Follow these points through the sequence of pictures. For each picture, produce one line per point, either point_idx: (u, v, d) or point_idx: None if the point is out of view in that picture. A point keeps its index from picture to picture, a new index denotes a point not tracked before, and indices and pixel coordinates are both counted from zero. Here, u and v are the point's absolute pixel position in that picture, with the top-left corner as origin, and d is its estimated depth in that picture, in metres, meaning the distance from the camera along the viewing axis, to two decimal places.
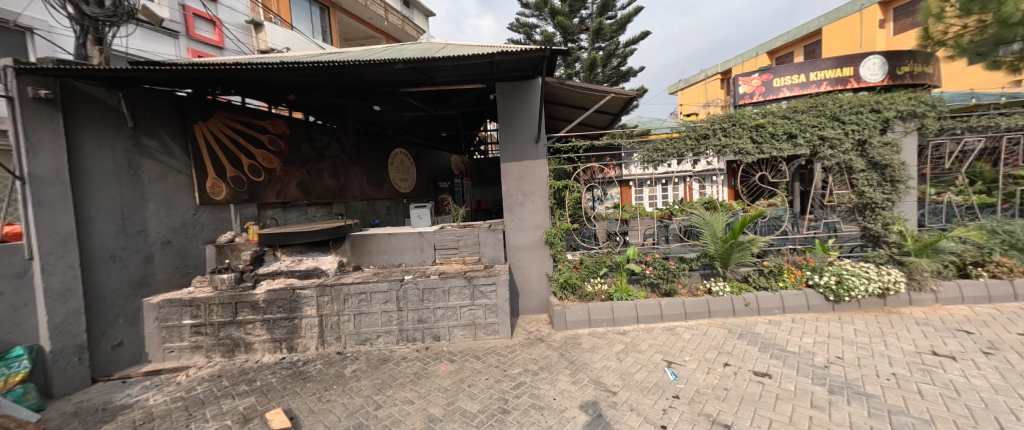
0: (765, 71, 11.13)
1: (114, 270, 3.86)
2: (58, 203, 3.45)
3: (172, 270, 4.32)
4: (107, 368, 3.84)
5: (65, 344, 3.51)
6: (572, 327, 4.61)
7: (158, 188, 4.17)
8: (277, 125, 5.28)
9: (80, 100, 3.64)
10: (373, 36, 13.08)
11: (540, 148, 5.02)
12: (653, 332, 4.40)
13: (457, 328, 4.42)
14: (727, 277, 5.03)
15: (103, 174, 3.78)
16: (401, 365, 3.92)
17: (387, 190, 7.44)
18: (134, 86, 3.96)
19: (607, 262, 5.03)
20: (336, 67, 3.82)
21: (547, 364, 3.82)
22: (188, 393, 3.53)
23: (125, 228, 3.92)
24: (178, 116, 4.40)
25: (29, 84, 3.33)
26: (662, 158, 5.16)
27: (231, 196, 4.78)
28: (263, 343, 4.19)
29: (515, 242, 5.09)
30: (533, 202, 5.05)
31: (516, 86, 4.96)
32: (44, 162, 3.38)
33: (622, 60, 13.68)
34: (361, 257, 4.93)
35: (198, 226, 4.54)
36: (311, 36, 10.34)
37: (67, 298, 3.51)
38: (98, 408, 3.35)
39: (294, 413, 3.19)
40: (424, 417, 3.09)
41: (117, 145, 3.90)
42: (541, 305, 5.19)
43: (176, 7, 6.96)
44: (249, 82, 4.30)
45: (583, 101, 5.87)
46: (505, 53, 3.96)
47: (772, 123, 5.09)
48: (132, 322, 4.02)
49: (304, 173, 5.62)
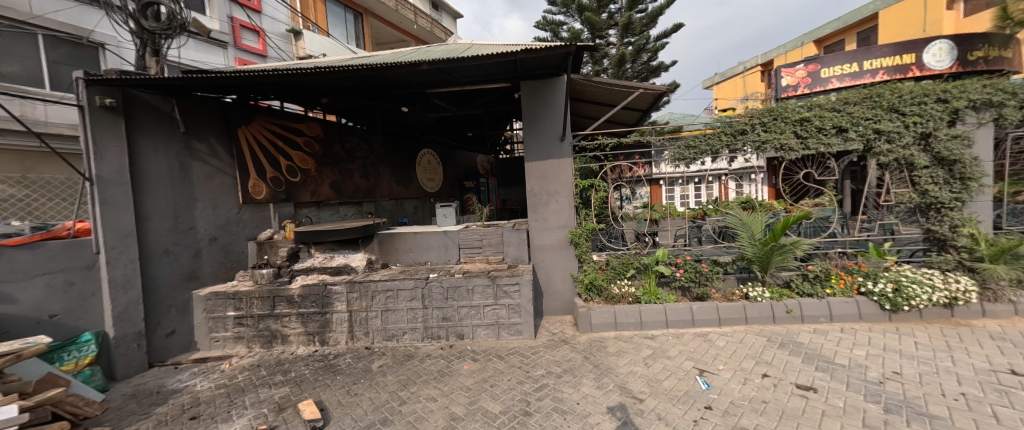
0: (810, 61, 10.47)
1: (167, 264, 4.18)
2: (120, 203, 3.77)
3: (218, 265, 4.64)
4: (161, 354, 4.17)
5: (125, 332, 3.84)
6: (597, 330, 4.49)
7: (205, 188, 4.48)
8: (312, 128, 5.54)
9: (139, 107, 3.96)
10: (404, 39, 13.50)
11: (565, 146, 4.94)
12: (684, 338, 4.21)
13: (481, 327, 4.44)
14: (766, 282, 4.74)
15: (158, 175, 4.10)
16: (425, 362, 3.98)
17: (414, 190, 7.65)
18: (185, 94, 4.26)
19: (635, 263, 4.86)
20: (365, 70, 3.92)
21: (571, 367, 3.73)
22: (231, 381, 3.76)
23: (177, 226, 4.24)
24: (224, 121, 4.72)
25: (96, 93, 3.66)
26: (694, 155, 4.93)
27: (270, 196, 5.08)
28: (298, 336, 4.40)
29: (539, 241, 5.03)
30: (558, 202, 4.97)
31: (541, 84, 4.91)
32: (109, 164, 3.70)
33: (653, 55, 13.27)
34: (389, 255, 5.08)
35: (240, 223, 4.85)
36: (345, 42, 10.82)
37: (128, 289, 3.84)
38: (153, 391, 3.64)
39: (324, 405, 3.31)
40: (446, 416, 3.11)
41: (170, 148, 4.22)
42: (566, 307, 5.10)
43: (225, 19, 7.55)
44: (286, 87, 4.54)
45: (610, 97, 5.72)
46: (529, 52, 3.92)
47: (820, 116, 4.71)
48: (183, 312, 4.34)
49: (337, 173, 5.87)
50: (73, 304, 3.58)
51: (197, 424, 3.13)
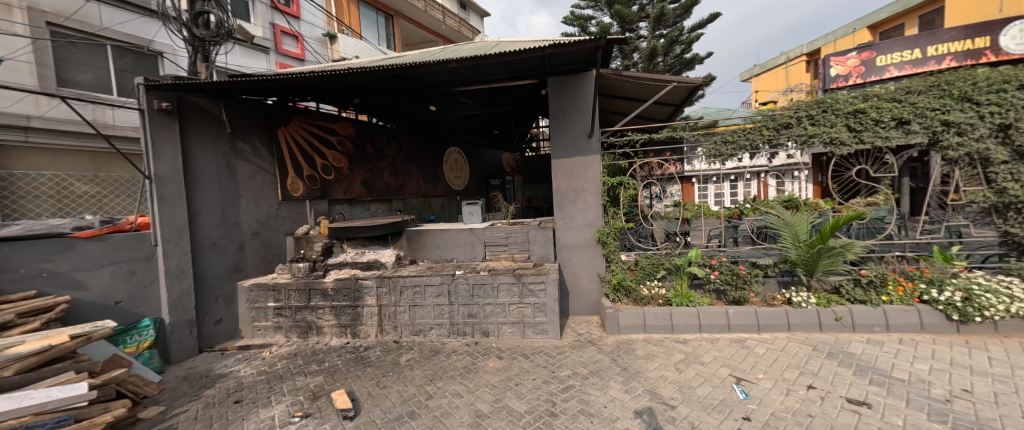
0: (864, 48, 9.85)
1: (215, 257, 4.48)
2: (174, 200, 4.08)
3: (259, 258, 4.93)
4: (210, 341, 4.48)
5: (179, 319, 4.16)
6: (625, 332, 4.37)
7: (249, 186, 4.77)
8: (345, 128, 5.78)
9: (191, 110, 4.27)
10: (433, 40, 13.78)
11: (593, 143, 4.84)
12: (719, 343, 4.00)
13: (506, 325, 4.44)
14: (812, 287, 4.41)
15: (207, 174, 4.40)
16: (451, 358, 4.03)
17: (441, 187, 7.84)
18: (231, 97, 4.56)
19: (666, 264, 4.69)
20: (395, 69, 4.01)
21: (597, 369, 3.65)
22: (270, 368, 3.98)
23: (224, 221, 4.54)
24: (266, 122, 5.00)
25: (154, 98, 3.97)
26: (731, 151, 4.69)
27: (306, 192, 5.35)
28: (331, 328, 4.58)
29: (565, 240, 4.96)
30: (585, 200, 4.89)
31: (569, 80, 4.84)
32: (165, 163, 4.02)
33: (687, 47, 12.74)
34: (416, 251, 5.19)
35: (280, 219, 5.13)
36: (377, 44, 11.23)
37: (181, 279, 4.16)
38: (203, 375, 3.91)
39: (355, 395, 3.42)
40: (472, 412, 3.11)
41: (218, 148, 4.52)
42: (592, 307, 5.01)
43: (268, 26, 8.05)
44: (322, 89, 4.73)
45: (642, 92, 5.56)
46: (556, 47, 3.85)
47: (877, 107, 4.33)
48: (229, 302, 4.64)
49: (368, 171, 6.10)
50: (134, 291, 3.92)
51: (240, 407, 3.32)
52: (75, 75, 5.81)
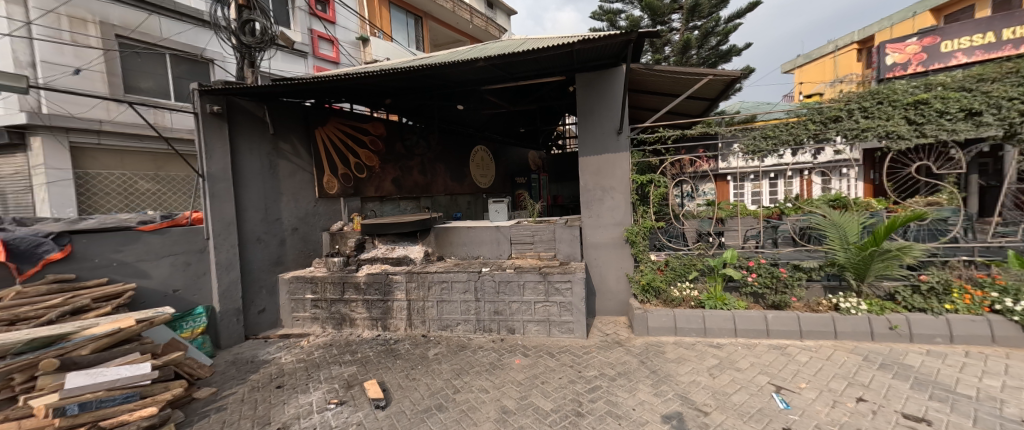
0: (927, 33, 9.04)
1: (259, 251, 4.79)
2: (224, 197, 4.39)
3: (298, 252, 5.22)
4: (255, 329, 4.80)
5: (228, 307, 4.48)
6: (654, 334, 4.27)
7: (289, 183, 5.05)
8: (377, 127, 5.99)
9: (238, 113, 4.57)
10: (460, 40, 13.95)
11: (622, 140, 4.74)
12: (757, 350, 3.81)
13: (532, 323, 4.45)
14: (863, 292, 4.11)
15: (253, 172, 4.70)
16: (477, 354, 4.09)
17: (468, 185, 7.99)
18: (274, 100, 4.83)
19: (699, 265, 4.52)
20: (425, 69, 4.08)
21: (625, 371, 3.58)
22: (309, 357, 4.21)
23: (267, 216, 4.83)
24: (304, 123, 5.26)
25: (207, 102, 4.27)
26: (772, 147, 4.43)
27: (341, 190, 5.61)
28: (363, 320, 4.78)
29: (592, 239, 4.90)
30: (613, 198, 4.80)
31: (597, 76, 4.77)
32: (216, 163, 4.31)
33: (723, 38, 12.14)
34: (444, 248, 5.31)
35: (316, 216, 5.41)
36: (407, 45, 11.54)
37: (230, 270, 4.48)
38: (249, 360, 4.19)
39: (386, 386, 3.54)
40: (498, 408, 3.13)
41: (262, 148, 4.80)
42: (620, 308, 4.93)
43: (306, 32, 8.52)
44: (356, 90, 4.92)
45: (674, 87, 5.38)
46: (586, 42, 3.77)
47: (942, 97, 3.94)
48: (271, 293, 4.95)
49: (397, 170, 6.32)
50: (189, 281, 4.27)
51: (282, 392, 3.53)
52: (140, 82, 6.39)
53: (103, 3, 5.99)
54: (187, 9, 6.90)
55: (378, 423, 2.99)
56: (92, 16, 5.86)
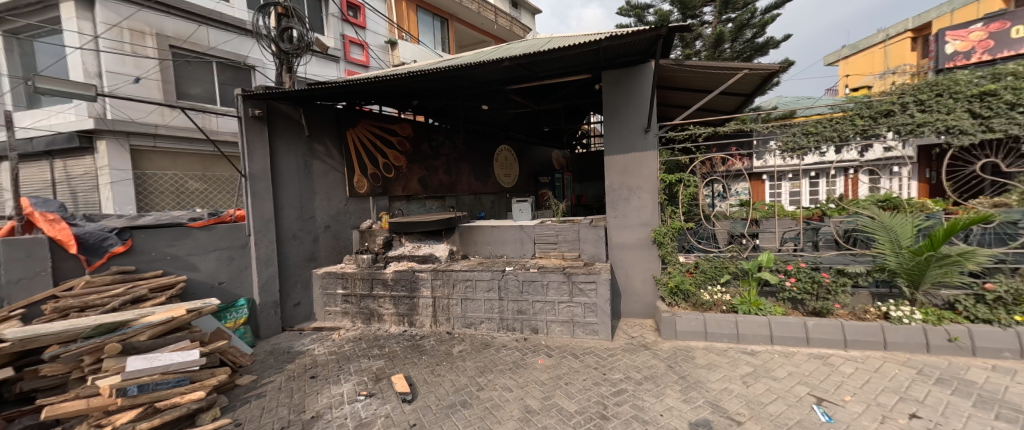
0: (994, 18, 8.26)
1: (294, 247, 5.04)
2: (264, 196, 4.64)
3: (330, 249, 5.46)
4: (291, 321, 5.07)
5: (267, 300, 4.75)
6: (683, 338, 4.14)
7: (322, 183, 5.28)
8: (404, 128, 6.15)
9: (277, 116, 4.81)
10: (485, 40, 14.03)
11: (650, 138, 4.61)
12: (795, 358, 3.61)
13: (556, 323, 4.43)
14: (917, 301, 3.80)
15: (289, 172, 4.94)
16: (501, 352, 4.12)
17: (491, 185, 8.12)
18: (309, 103, 5.06)
19: (732, 268, 4.33)
20: (453, 70, 4.14)
21: (652, 375, 3.49)
22: (340, 349, 4.39)
23: (302, 214, 5.08)
24: (336, 125, 5.48)
25: (249, 106, 4.53)
26: (813, 144, 4.17)
27: (370, 190, 5.80)
28: (390, 316, 4.92)
29: (618, 239, 4.81)
30: (640, 198, 4.68)
31: (624, 73, 4.66)
32: (257, 163, 4.57)
33: (759, 30, 11.53)
34: (468, 246, 5.38)
35: (347, 214, 5.63)
36: (433, 47, 11.77)
37: (268, 265, 4.75)
38: (285, 350, 4.43)
39: (412, 380, 3.63)
40: (521, 407, 3.13)
41: (298, 149, 5.05)
42: (646, 310, 4.82)
43: (338, 37, 8.86)
44: (386, 92, 5.06)
45: (706, 82, 5.19)
46: (613, 38, 3.69)
47: (1014, 88, 3.56)
48: (306, 287, 5.21)
49: (423, 169, 6.48)
50: (232, 274, 4.56)
51: (315, 382, 3.70)
52: (190, 89, 6.88)
53: (159, 16, 6.47)
54: (232, 19, 7.38)
55: (406, 417, 3.06)
56: (149, 28, 6.34)
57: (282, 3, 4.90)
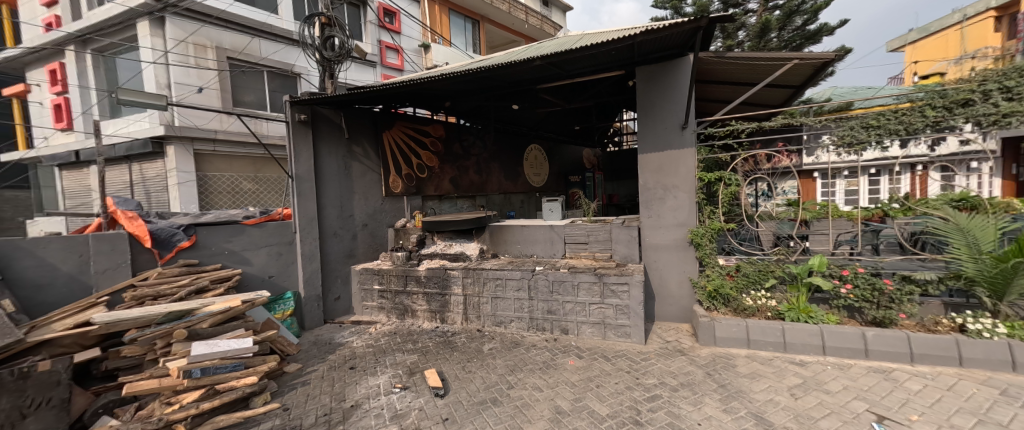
0: None
1: (335, 244, 5.32)
2: (309, 196, 4.93)
3: (368, 246, 5.71)
4: (332, 313, 5.36)
5: (311, 293, 5.06)
6: (722, 345, 3.94)
7: (360, 183, 5.54)
8: (437, 129, 6.30)
9: (320, 120, 5.09)
10: (516, 39, 14.08)
11: (687, 135, 4.42)
12: (852, 372, 3.32)
13: (586, 325, 4.37)
14: (1000, 313, 3.38)
15: (331, 173, 5.21)
16: (531, 352, 4.12)
17: (521, 184, 8.17)
18: (349, 107, 5.31)
19: (778, 272, 4.07)
20: (485, 71, 4.17)
21: (689, 382, 3.35)
22: (376, 343, 4.59)
23: (342, 213, 5.35)
24: (374, 128, 5.71)
25: (296, 111, 4.82)
26: (874, 138, 3.80)
27: (404, 189, 6.00)
28: (423, 312, 5.07)
29: (652, 240, 4.67)
30: (676, 198, 4.50)
31: (659, 68, 4.50)
32: (302, 165, 4.85)
33: (811, 16, 10.66)
34: (498, 245, 5.43)
35: (383, 213, 5.86)
36: (464, 49, 11.98)
37: (312, 260, 5.05)
38: (327, 342, 4.69)
39: (444, 376, 3.72)
40: (552, 407, 3.10)
41: (339, 151, 5.31)
42: (681, 314, 4.64)
43: (374, 43, 9.26)
44: (420, 94, 5.21)
45: (750, 75, 4.91)
46: (649, 33, 3.55)
47: None
48: (346, 282, 5.49)
49: (455, 169, 6.62)
50: (281, 269, 4.90)
51: (354, 373, 3.89)
52: (244, 97, 7.46)
53: (219, 30, 7.04)
54: (281, 30, 7.92)
55: (438, 411, 3.13)
56: (211, 42, 6.91)
57: (325, 13, 5.18)
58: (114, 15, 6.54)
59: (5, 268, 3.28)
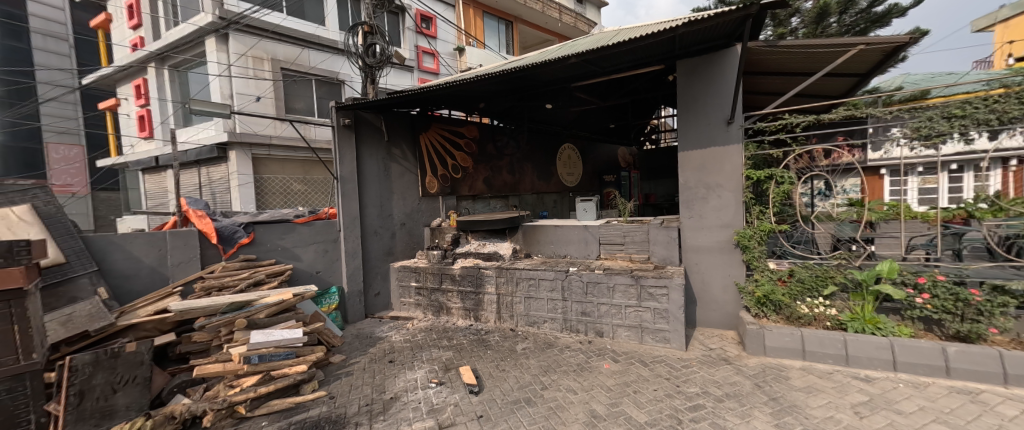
0: None
1: (375, 242, 5.57)
2: (352, 196, 5.20)
3: (405, 244, 5.93)
4: (373, 309, 5.62)
5: (354, 289, 5.33)
6: (773, 355, 3.66)
7: (399, 184, 5.74)
8: (471, 130, 6.39)
9: (363, 124, 5.34)
10: (550, 38, 13.99)
11: (733, 130, 4.15)
12: (929, 391, 2.96)
13: (622, 328, 4.24)
14: None
15: (372, 174, 5.45)
16: (565, 353, 4.07)
17: (555, 184, 8.11)
18: (389, 111, 5.52)
19: (839, 278, 3.72)
20: (518, 71, 4.16)
21: (735, 393, 3.14)
22: (413, 338, 4.73)
23: (381, 213, 5.58)
24: (411, 130, 5.90)
25: (341, 116, 5.09)
26: (956, 129, 3.35)
27: (440, 189, 6.16)
28: (458, 310, 5.17)
29: (694, 242, 4.44)
30: (720, 197, 4.25)
31: (702, 61, 4.27)
32: (346, 167, 5.11)
33: None
34: (531, 245, 5.41)
35: (420, 213, 6.05)
36: (498, 50, 12.09)
37: (354, 258, 5.31)
38: (368, 335, 4.91)
39: (478, 373, 3.76)
40: (587, 411, 3.03)
41: (379, 153, 5.54)
42: (726, 320, 4.38)
43: (412, 48, 9.66)
44: (455, 96, 5.31)
45: (807, 64, 4.53)
46: (692, 24, 3.37)
47: None
48: (385, 278, 5.73)
49: (488, 170, 6.70)
50: (327, 265, 5.21)
51: (393, 367, 4.04)
52: (296, 104, 8.00)
53: (274, 43, 7.60)
54: (327, 40, 8.42)
55: (473, 408, 3.17)
56: (267, 54, 7.49)
57: (367, 22, 5.44)
58: (187, 34, 7.27)
59: (100, 260, 3.74)
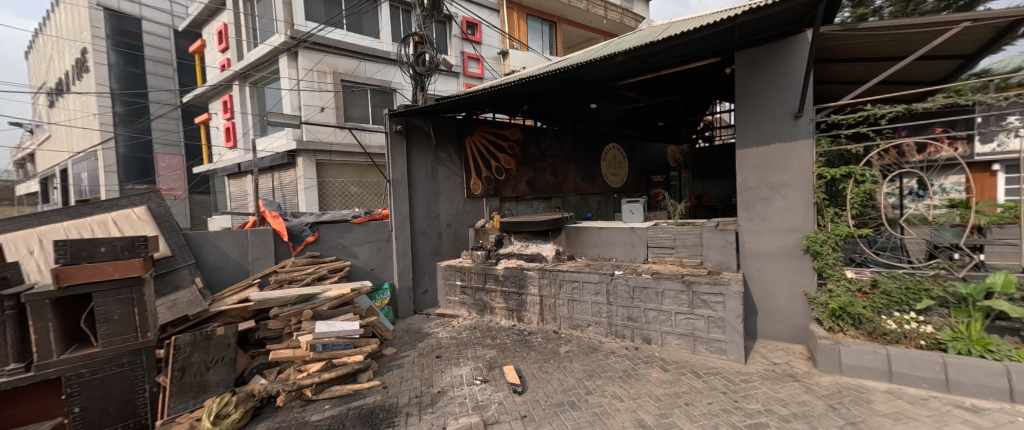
0: None
1: (423, 241, 5.82)
2: (403, 198, 5.48)
3: (452, 244, 6.13)
4: (422, 305, 5.87)
5: (404, 286, 5.62)
6: (851, 374, 3.26)
7: (446, 186, 5.97)
8: (514, 133, 6.45)
9: (413, 129, 5.61)
10: (595, 36, 13.67)
11: (802, 125, 3.76)
12: None
13: (672, 335, 4.03)
14: None
15: (422, 177, 5.70)
16: (611, 359, 3.95)
17: (599, 185, 7.93)
18: (437, 116, 5.75)
19: (936, 291, 3.22)
20: (564, 71, 4.12)
21: (804, 413, 2.84)
22: (459, 335, 4.87)
23: (429, 214, 5.82)
24: (457, 134, 6.08)
25: (393, 122, 5.39)
26: None
27: (484, 191, 6.27)
28: (501, 310, 5.24)
29: (754, 246, 4.10)
30: (785, 197, 3.87)
31: (765, 51, 3.93)
32: (398, 170, 5.39)
33: None
34: (575, 247, 5.33)
35: (466, 214, 6.22)
36: (542, 52, 12.07)
37: (404, 256, 5.59)
38: (416, 331, 5.14)
39: (521, 374, 3.78)
40: (634, 420, 2.91)
41: (427, 157, 5.78)
42: (791, 332, 3.99)
43: (458, 55, 9.99)
44: (500, 99, 5.38)
45: (895, 47, 3.97)
46: (752, 11, 3.11)
47: None
48: (432, 277, 5.97)
49: (532, 171, 6.72)
50: (380, 262, 5.56)
51: (439, 362, 4.19)
52: (354, 112, 8.60)
53: (336, 57, 8.26)
54: (382, 52, 8.98)
55: (517, 407, 3.19)
56: (330, 68, 8.15)
57: (418, 33, 5.71)
58: (264, 53, 8.13)
59: (197, 254, 4.30)
